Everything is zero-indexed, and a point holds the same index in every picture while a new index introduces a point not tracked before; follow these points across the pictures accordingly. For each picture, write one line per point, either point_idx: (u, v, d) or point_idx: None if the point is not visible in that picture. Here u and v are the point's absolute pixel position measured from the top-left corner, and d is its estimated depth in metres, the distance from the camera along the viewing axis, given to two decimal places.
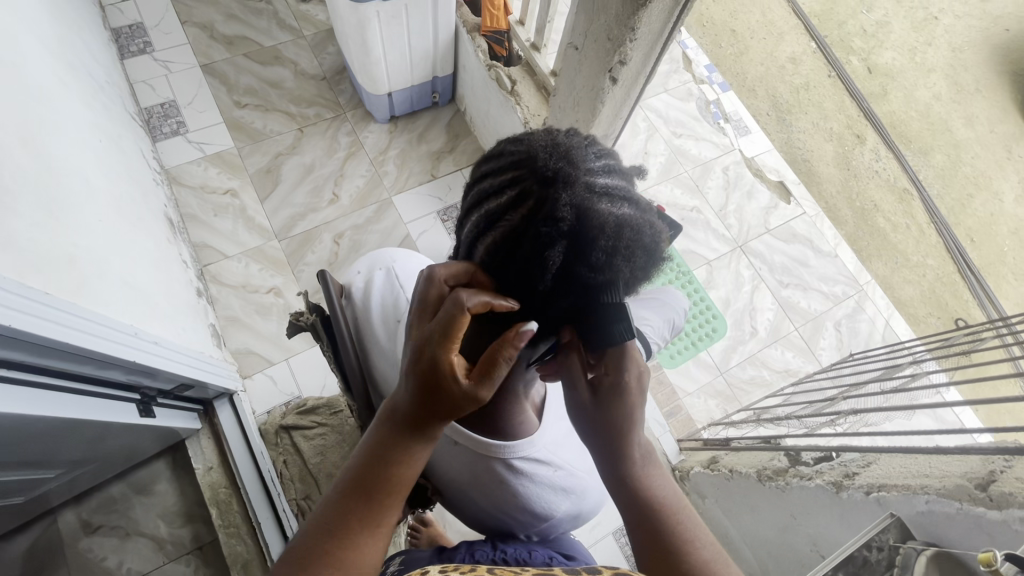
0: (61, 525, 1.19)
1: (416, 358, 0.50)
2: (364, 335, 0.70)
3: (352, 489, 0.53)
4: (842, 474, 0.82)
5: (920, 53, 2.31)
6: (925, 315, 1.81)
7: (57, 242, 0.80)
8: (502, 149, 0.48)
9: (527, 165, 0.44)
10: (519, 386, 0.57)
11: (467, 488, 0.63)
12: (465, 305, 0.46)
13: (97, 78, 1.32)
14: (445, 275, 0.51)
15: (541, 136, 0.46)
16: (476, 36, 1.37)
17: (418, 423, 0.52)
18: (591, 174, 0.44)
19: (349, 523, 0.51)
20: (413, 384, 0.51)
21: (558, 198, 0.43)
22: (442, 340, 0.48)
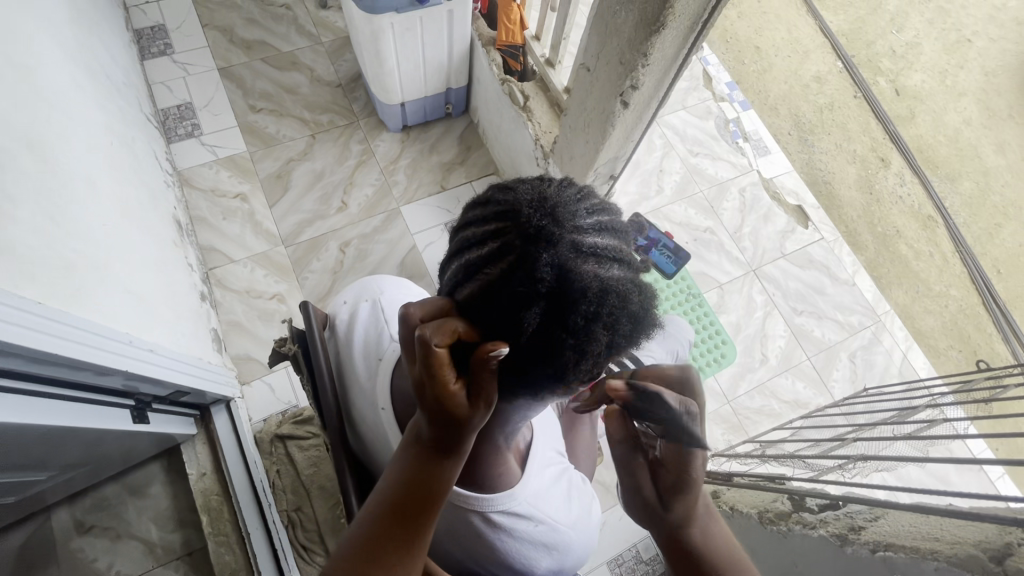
0: (54, 523, 1.19)
1: (419, 384, 0.49)
2: (346, 368, 0.70)
3: (379, 515, 0.51)
4: (848, 527, 0.78)
5: (951, 76, 2.25)
6: (946, 349, 1.74)
7: (55, 248, 0.80)
8: (490, 197, 0.49)
9: (513, 220, 0.45)
10: (496, 437, 0.57)
11: (448, 530, 0.62)
12: (433, 340, 0.46)
13: (114, 79, 1.33)
14: (420, 315, 0.50)
15: (530, 186, 0.47)
16: (491, 50, 1.35)
17: (439, 444, 0.51)
18: (579, 232, 0.45)
19: (383, 542, 0.51)
20: (425, 408, 0.50)
21: (540, 258, 0.43)
22: (428, 369, 0.47)
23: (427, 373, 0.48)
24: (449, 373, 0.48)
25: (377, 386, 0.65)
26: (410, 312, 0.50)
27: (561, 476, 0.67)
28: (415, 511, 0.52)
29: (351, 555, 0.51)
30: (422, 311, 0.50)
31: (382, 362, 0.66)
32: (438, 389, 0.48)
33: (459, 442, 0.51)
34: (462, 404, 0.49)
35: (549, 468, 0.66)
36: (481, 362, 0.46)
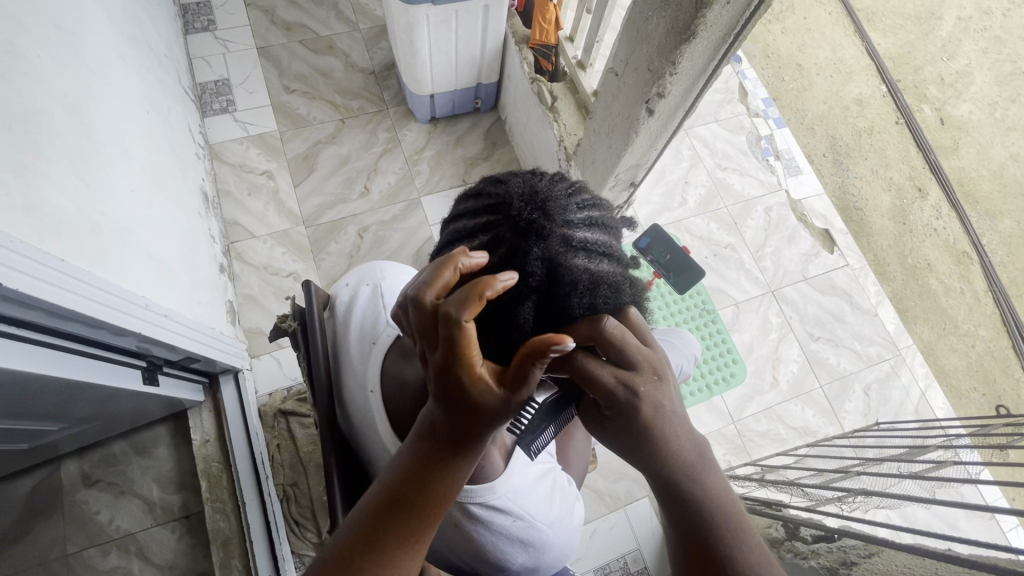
0: (62, 474, 1.23)
1: (440, 369, 0.44)
2: (341, 349, 0.71)
3: (377, 509, 0.47)
4: (840, 562, 0.76)
5: (1002, 109, 2.16)
6: (968, 390, 1.68)
7: (83, 209, 0.83)
8: (483, 190, 0.53)
9: (505, 212, 0.49)
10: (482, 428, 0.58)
11: None
12: (466, 315, 0.42)
13: (157, 50, 1.37)
14: (444, 285, 0.45)
15: (520, 180, 0.51)
16: (524, 48, 1.35)
17: (453, 438, 0.47)
18: (568, 226, 0.49)
19: (386, 543, 0.46)
20: (444, 398, 0.45)
21: (530, 249, 0.47)
22: (454, 350, 0.43)
23: (451, 353, 0.43)
24: (477, 357, 0.44)
25: (369, 369, 0.65)
26: (434, 284, 0.45)
27: (547, 474, 0.66)
28: (420, 508, 0.47)
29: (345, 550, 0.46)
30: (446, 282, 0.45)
31: (376, 347, 0.67)
32: (464, 372, 0.43)
33: (478, 437, 0.46)
34: (491, 394, 0.44)
35: (535, 464, 0.64)
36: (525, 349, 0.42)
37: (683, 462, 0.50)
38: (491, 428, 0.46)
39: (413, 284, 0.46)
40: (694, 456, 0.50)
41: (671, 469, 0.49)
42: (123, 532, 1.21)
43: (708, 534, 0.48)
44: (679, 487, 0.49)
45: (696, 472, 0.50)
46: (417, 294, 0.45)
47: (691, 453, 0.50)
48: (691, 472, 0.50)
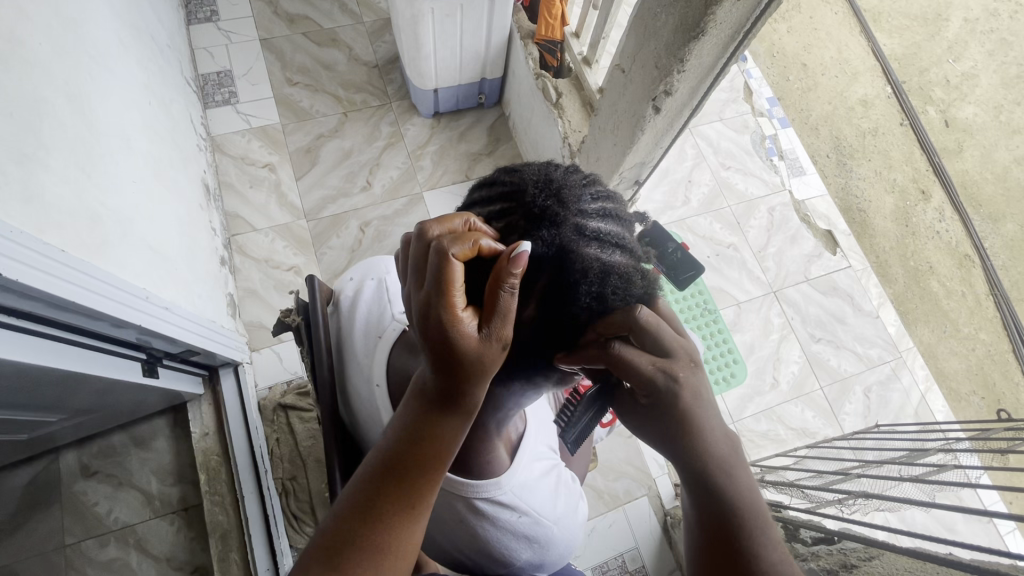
0: (61, 465, 1.23)
1: (425, 312, 0.47)
2: (346, 343, 0.71)
3: (376, 470, 0.49)
4: (840, 563, 0.76)
5: (1007, 112, 2.16)
6: (967, 393, 1.68)
7: (84, 199, 0.82)
8: (496, 178, 0.52)
9: (518, 200, 0.48)
10: (492, 424, 0.58)
11: (436, 518, 0.62)
12: (449, 252, 0.45)
13: (159, 40, 1.36)
14: (439, 231, 0.48)
15: (536, 167, 0.50)
16: (529, 43, 1.34)
17: (445, 394, 0.49)
18: (582, 216, 0.47)
19: (384, 503, 0.48)
20: (430, 344, 0.47)
21: (542, 234, 0.46)
22: (437, 291, 0.46)
23: (439, 293, 0.46)
24: (459, 297, 0.47)
25: (375, 363, 0.65)
26: (426, 231, 0.49)
27: (551, 471, 0.66)
28: (418, 467, 0.49)
29: (346, 513, 0.49)
30: (442, 228, 0.48)
31: (381, 340, 0.66)
32: (446, 315, 0.46)
33: (469, 389, 0.48)
34: (472, 335, 0.46)
35: (540, 461, 0.64)
36: (499, 276, 0.44)
37: (716, 458, 0.50)
38: (481, 378, 0.47)
39: (415, 234, 0.50)
40: (728, 454, 0.51)
41: (705, 462, 0.50)
42: (121, 524, 1.21)
43: (733, 534, 0.48)
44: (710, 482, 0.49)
45: (729, 467, 0.50)
46: (416, 243, 0.49)
47: (724, 447, 0.51)
48: (723, 467, 0.50)
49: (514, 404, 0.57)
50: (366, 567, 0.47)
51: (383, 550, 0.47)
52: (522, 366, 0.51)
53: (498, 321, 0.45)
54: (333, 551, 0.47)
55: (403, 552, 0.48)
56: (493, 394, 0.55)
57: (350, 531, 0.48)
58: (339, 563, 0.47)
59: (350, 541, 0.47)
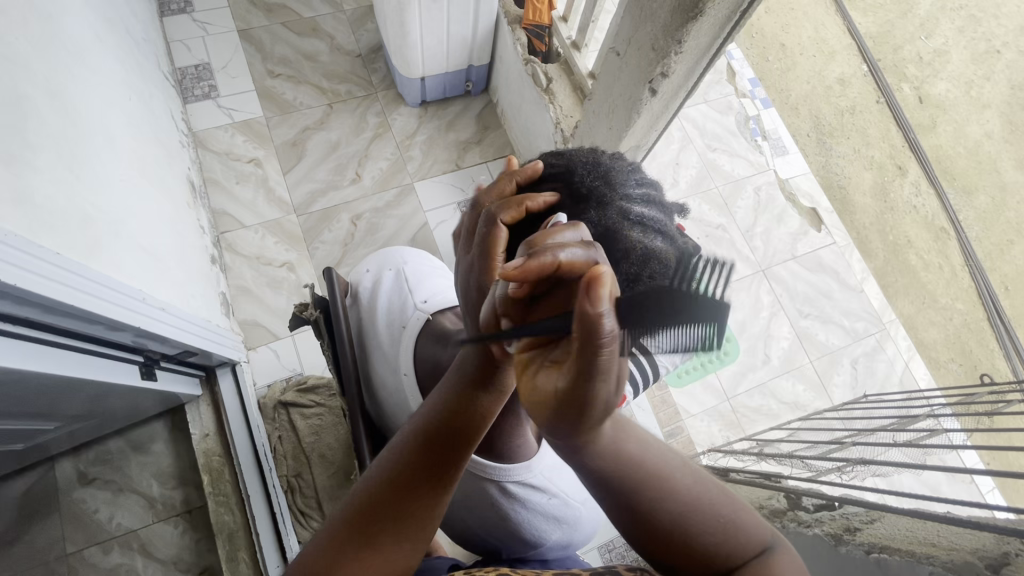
0: (58, 473, 1.21)
1: (470, 278, 0.48)
2: (369, 335, 0.71)
3: (411, 440, 0.51)
4: (843, 528, 0.78)
5: (977, 88, 2.22)
6: (946, 361, 1.75)
7: (74, 200, 0.80)
8: (546, 160, 0.54)
9: (567, 179, 0.49)
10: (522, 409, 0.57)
11: (465, 504, 0.63)
12: (498, 219, 0.46)
13: (134, 34, 1.31)
14: (490, 200, 0.51)
15: (584, 153, 0.51)
16: (517, 29, 1.32)
17: (484, 367, 0.50)
18: (627, 201, 0.48)
19: (415, 474, 0.50)
20: (472, 311, 0.49)
21: (588, 213, 0.47)
22: (482, 257, 0.47)
23: (484, 255, 0.47)
24: (500, 260, 0.46)
25: (401, 353, 0.65)
26: (479, 200, 0.51)
27: None
28: (453, 442, 0.51)
29: (377, 483, 0.50)
30: (491, 196, 0.51)
31: (405, 331, 0.66)
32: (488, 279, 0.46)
33: (507, 361, 0.50)
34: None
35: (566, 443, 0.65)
36: None
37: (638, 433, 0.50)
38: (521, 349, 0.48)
39: (468, 204, 0.53)
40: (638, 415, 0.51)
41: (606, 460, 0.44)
42: (124, 529, 1.20)
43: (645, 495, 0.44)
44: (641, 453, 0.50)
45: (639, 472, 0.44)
46: (467, 211, 0.53)
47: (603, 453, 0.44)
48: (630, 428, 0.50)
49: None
50: (394, 536, 0.49)
51: (409, 520, 0.49)
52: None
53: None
54: (363, 520, 0.48)
55: (428, 521, 0.50)
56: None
57: (381, 501, 0.49)
58: (369, 533, 0.48)
59: (382, 506, 0.49)
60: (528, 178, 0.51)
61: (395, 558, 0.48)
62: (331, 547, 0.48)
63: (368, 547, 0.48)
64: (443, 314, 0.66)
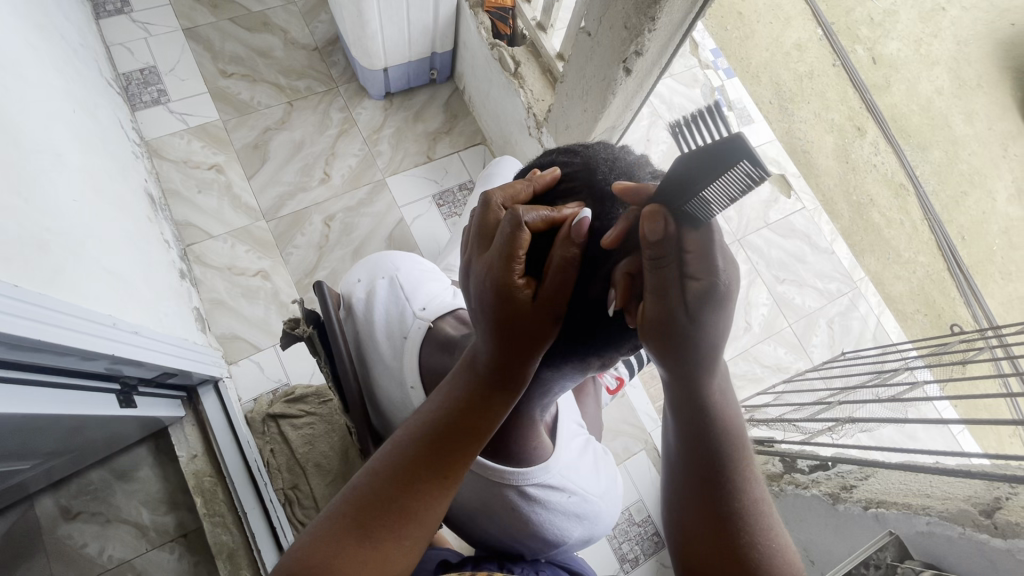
0: (38, 511, 1.15)
1: (484, 278, 0.47)
2: (367, 347, 0.69)
3: (418, 438, 0.51)
4: (840, 486, 0.83)
5: (926, 45, 2.28)
6: (913, 312, 1.83)
7: (29, 226, 0.75)
8: (559, 159, 0.53)
9: (586, 178, 0.49)
10: (537, 410, 0.58)
11: (481, 506, 0.63)
12: (523, 220, 0.44)
13: (70, 40, 1.22)
14: (502, 200, 0.49)
15: (603, 152, 0.51)
16: (479, 12, 1.29)
17: (495, 366, 0.50)
18: None
19: (421, 470, 0.50)
20: (484, 312, 0.48)
21: (615, 212, 0.46)
22: (503, 258, 0.45)
23: (501, 258, 0.45)
24: (519, 263, 0.45)
25: (405, 364, 0.65)
26: (490, 200, 0.49)
27: (587, 448, 0.68)
28: (460, 439, 0.51)
29: (381, 478, 0.50)
30: (505, 195, 0.49)
31: (407, 341, 0.65)
32: (505, 281, 0.45)
33: (519, 364, 0.50)
34: (527, 305, 0.46)
35: (575, 439, 0.67)
36: (565, 246, 0.44)
37: (729, 424, 0.58)
38: (535, 348, 0.48)
39: (478, 201, 0.50)
40: (736, 415, 0.59)
41: (706, 413, 0.57)
42: (117, 561, 1.15)
43: (715, 447, 0.57)
44: (719, 442, 0.57)
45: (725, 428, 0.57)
46: (476, 209, 0.49)
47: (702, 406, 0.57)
48: (729, 417, 0.58)
49: (561, 387, 0.57)
50: (394, 533, 0.48)
51: (416, 514, 0.49)
52: (579, 351, 0.50)
53: (556, 292, 0.45)
54: (364, 514, 0.48)
55: (429, 520, 0.50)
56: (542, 379, 0.54)
57: (387, 495, 0.49)
58: (371, 527, 0.48)
59: (385, 503, 0.49)
60: (546, 183, 0.50)
61: (395, 556, 0.48)
62: (329, 540, 0.47)
63: (370, 541, 0.47)
64: (443, 320, 0.66)
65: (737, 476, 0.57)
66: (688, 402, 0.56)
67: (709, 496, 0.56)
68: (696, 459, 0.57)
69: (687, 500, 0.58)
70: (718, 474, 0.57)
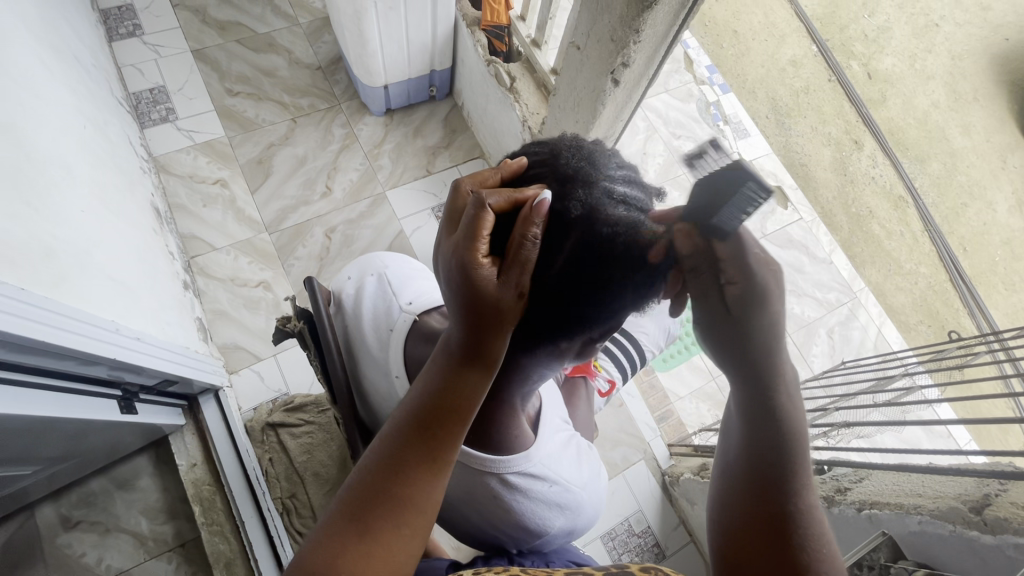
0: (39, 520, 1.16)
1: (452, 259, 0.50)
2: (356, 341, 0.71)
3: (404, 425, 0.52)
4: (832, 489, 0.80)
5: (920, 60, 2.32)
6: (916, 323, 1.83)
7: (35, 234, 0.77)
8: (529, 152, 0.55)
9: (551, 165, 0.50)
10: (517, 397, 0.59)
11: (468, 500, 0.63)
12: (485, 202, 0.48)
13: (83, 60, 1.28)
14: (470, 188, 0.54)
15: (569, 143, 0.53)
16: (476, 30, 1.34)
17: (471, 345, 0.51)
18: (610, 181, 0.48)
19: (408, 457, 0.51)
20: (454, 294, 0.50)
21: (574, 193, 0.47)
22: (468, 238, 0.49)
23: (466, 240, 0.49)
24: (482, 244, 0.49)
25: (391, 356, 0.66)
26: (459, 189, 0.54)
27: (569, 441, 0.69)
28: (443, 422, 0.52)
29: (372, 470, 0.51)
30: (473, 182, 0.54)
31: (393, 333, 0.67)
32: (470, 260, 0.48)
33: (494, 341, 0.51)
34: (493, 282, 0.48)
35: (559, 433, 0.68)
36: (524, 224, 0.46)
37: (800, 434, 0.48)
38: (506, 324, 0.50)
39: (449, 193, 0.55)
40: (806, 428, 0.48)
41: (774, 427, 0.47)
42: (114, 571, 1.16)
43: (778, 459, 0.48)
44: (787, 453, 0.48)
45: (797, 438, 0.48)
46: (448, 200, 0.55)
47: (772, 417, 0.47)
48: (801, 429, 0.48)
49: (540, 374, 0.58)
50: (390, 521, 0.49)
51: (409, 498, 0.50)
52: (551, 332, 0.51)
53: (519, 270, 0.47)
54: (359, 507, 0.49)
55: (423, 508, 0.50)
56: (518, 363, 0.55)
57: (380, 484, 0.50)
58: (365, 521, 0.48)
59: (380, 494, 0.50)
60: (514, 171, 0.53)
61: (396, 543, 0.49)
62: (330, 536, 0.48)
63: (368, 533, 0.48)
64: (428, 314, 0.67)
65: (804, 490, 0.49)
66: (757, 410, 0.47)
67: (762, 496, 0.50)
68: (755, 468, 0.50)
69: (736, 490, 0.53)
70: (778, 482, 0.49)
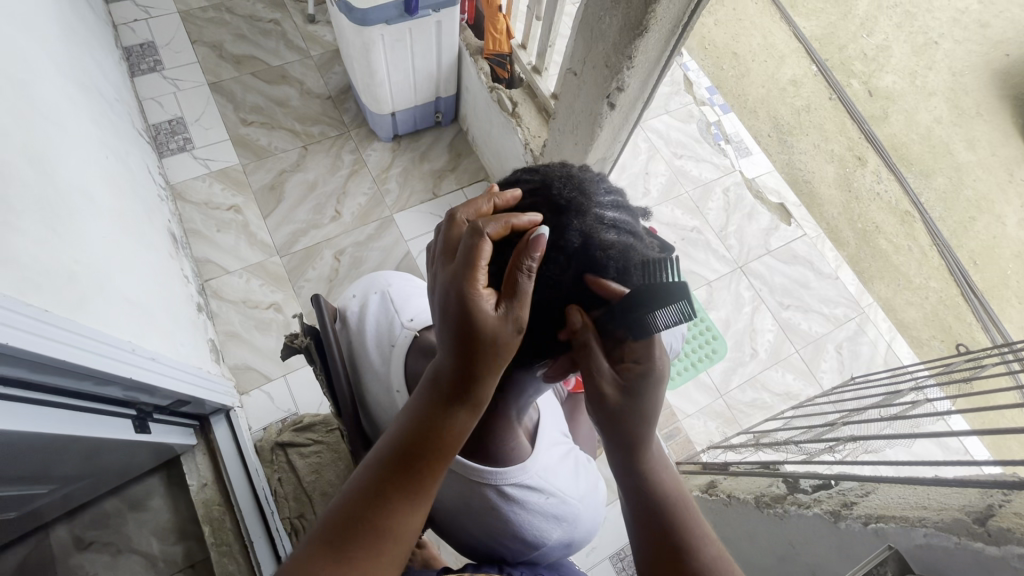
0: (53, 541, 1.18)
1: (447, 289, 0.52)
2: (358, 356, 0.73)
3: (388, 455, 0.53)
4: (841, 503, 0.78)
5: (921, 77, 2.35)
6: (928, 339, 1.81)
7: (58, 259, 0.81)
8: (520, 178, 0.59)
9: (544, 193, 0.54)
10: (513, 409, 0.63)
11: (471, 514, 0.64)
12: (483, 231, 0.51)
13: (106, 94, 1.35)
14: (465, 217, 0.56)
15: (558, 170, 0.56)
16: (479, 59, 1.39)
17: (458, 377, 0.52)
18: (600, 208, 0.52)
19: (389, 487, 0.52)
20: (445, 324, 0.52)
21: (569, 222, 0.51)
22: (464, 268, 0.51)
23: (462, 270, 0.51)
24: (479, 276, 0.51)
25: (392, 371, 0.69)
26: (455, 217, 0.56)
27: (568, 454, 0.70)
28: (426, 454, 0.53)
29: (355, 498, 0.52)
30: (468, 212, 0.56)
31: (394, 349, 0.69)
32: (466, 292, 0.50)
33: (480, 374, 0.52)
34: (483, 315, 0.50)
35: (557, 446, 0.69)
36: (521, 255, 0.49)
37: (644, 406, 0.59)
38: (495, 360, 0.51)
39: (445, 219, 0.57)
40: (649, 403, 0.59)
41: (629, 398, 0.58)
42: None
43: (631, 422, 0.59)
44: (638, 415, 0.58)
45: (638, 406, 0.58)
46: (444, 227, 0.57)
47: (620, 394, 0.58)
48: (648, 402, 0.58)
49: (531, 387, 0.62)
50: (367, 550, 0.50)
51: (389, 527, 0.51)
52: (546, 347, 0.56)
53: (514, 302, 0.50)
54: (340, 535, 0.50)
55: (399, 537, 0.51)
56: (514, 378, 0.59)
57: (361, 513, 0.51)
58: (343, 549, 0.50)
59: (360, 524, 0.51)
60: (508, 202, 0.55)
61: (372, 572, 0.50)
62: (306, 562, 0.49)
63: (345, 561, 0.49)
64: (427, 331, 0.70)
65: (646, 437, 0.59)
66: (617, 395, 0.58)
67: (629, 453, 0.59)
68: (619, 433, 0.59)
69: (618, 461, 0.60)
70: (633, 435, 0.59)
